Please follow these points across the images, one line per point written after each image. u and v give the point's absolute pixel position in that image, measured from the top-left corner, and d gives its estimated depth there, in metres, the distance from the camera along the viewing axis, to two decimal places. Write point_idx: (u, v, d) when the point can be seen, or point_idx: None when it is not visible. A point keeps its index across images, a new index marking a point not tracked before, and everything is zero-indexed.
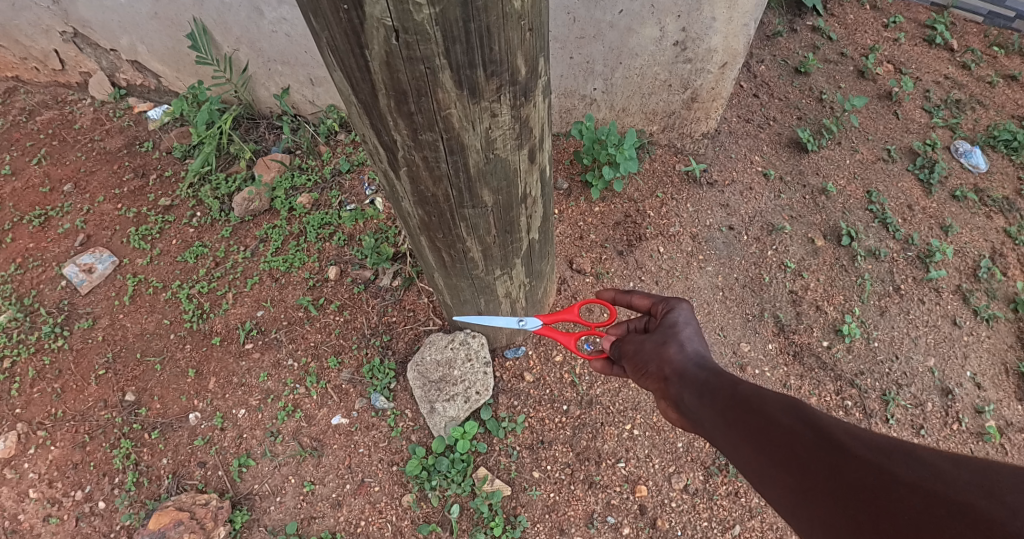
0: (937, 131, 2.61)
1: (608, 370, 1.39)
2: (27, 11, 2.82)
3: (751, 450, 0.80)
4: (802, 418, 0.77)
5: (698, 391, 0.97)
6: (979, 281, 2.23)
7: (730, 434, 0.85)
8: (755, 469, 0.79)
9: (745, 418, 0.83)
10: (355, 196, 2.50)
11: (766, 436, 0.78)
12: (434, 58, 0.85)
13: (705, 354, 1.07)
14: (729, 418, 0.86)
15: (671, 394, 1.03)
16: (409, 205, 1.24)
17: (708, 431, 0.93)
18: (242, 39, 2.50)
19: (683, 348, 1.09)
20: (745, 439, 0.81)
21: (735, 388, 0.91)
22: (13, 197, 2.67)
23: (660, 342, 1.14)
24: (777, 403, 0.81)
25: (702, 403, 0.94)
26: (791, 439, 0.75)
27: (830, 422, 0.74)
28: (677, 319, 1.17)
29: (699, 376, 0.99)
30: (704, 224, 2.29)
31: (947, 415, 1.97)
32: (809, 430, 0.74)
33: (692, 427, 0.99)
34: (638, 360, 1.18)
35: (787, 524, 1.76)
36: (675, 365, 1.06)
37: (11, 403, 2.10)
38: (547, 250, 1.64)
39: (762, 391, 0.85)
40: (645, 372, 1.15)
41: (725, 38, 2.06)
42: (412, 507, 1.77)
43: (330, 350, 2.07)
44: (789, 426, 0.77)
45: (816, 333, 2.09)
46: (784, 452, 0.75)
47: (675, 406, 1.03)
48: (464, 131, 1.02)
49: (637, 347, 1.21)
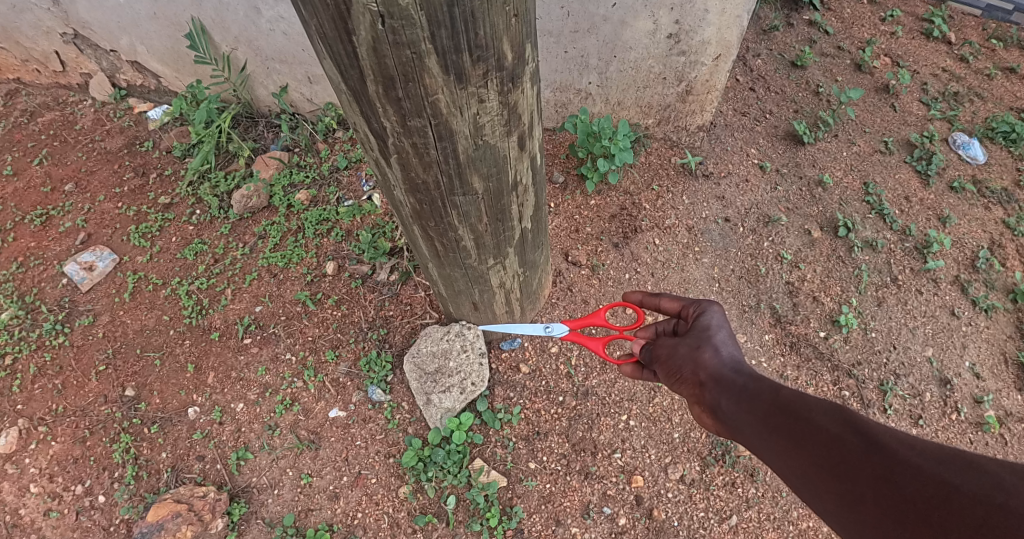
0: (935, 123, 2.61)
1: (638, 374, 1.43)
2: (28, 12, 2.84)
3: (797, 457, 0.79)
4: (848, 423, 0.77)
5: (734, 394, 0.97)
6: (977, 272, 2.22)
7: (774, 440, 0.85)
8: (801, 476, 0.79)
9: (787, 422, 0.83)
10: (352, 192, 2.51)
11: (810, 440, 0.79)
12: (420, 43, 0.85)
13: (740, 359, 1.07)
14: (769, 423, 0.87)
15: (706, 399, 1.03)
16: (400, 193, 1.25)
17: (746, 437, 0.92)
18: (240, 38, 2.51)
19: (718, 353, 1.08)
20: (789, 445, 0.81)
21: (775, 393, 0.90)
22: (15, 197, 2.70)
23: (694, 345, 1.13)
24: (822, 409, 0.81)
25: (738, 406, 0.95)
26: (839, 444, 0.75)
27: (879, 430, 0.74)
28: (710, 323, 1.17)
29: (736, 380, 0.99)
30: (700, 217, 2.30)
31: (946, 405, 1.96)
32: (857, 435, 0.75)
33: (728, 433, 0.98)
34: (672, 364, 1.17)
35: (785, 514, 1.76)
36: (710, 370, 1.06)
37: (13, 399, 2.12)
38: (540, 240, 1.65)
39: (803, 395, 0.86)
40: (678, 377, 1.14)
41: (719, 29, 2.07)
42: (408, 498, 1.77)
43: (327, 344, 2.08)
44: (835, 432, 0.77)
45: (813, 324, 2.09)
46: (831, 458, 0.75)
47: (710, 411, 1.02)
48: (452, 117, 1.02)
49: (670, 350, 1.20)
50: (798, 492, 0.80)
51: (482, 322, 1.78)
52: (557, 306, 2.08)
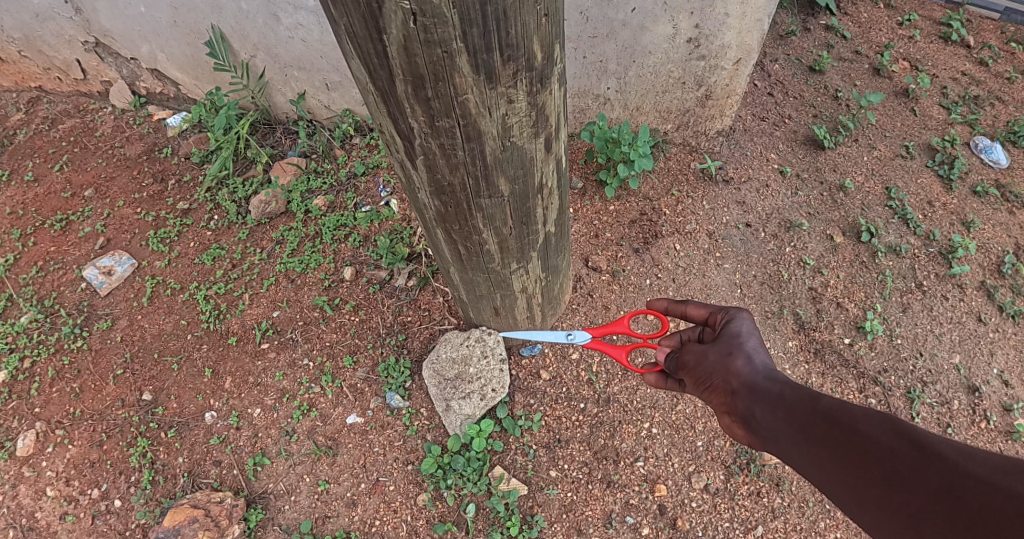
0: (956, 127, 2.57)
1: (662, 383, 1.40)
2: (51, 21, 2.90)
3: (842, 469, 0.77)
4: (898, 432, 0.74)
5: (769, 404, 0.94)
6: (1004, 277, 2.17)
7: (815, 451, 0.82)
8: (847, 489, 0.76)
9: (830, 432, 0.81)
10: (370, 198, 2.52)
11: (858, 452, 0.76)
12: (451, 42, 0.84)
13: (772, 367, 1.04)
14: (809, 434, 0.84)
15: (739, 408, 1.01)
16: (425, 195, 1.24)
17: (785, 450, 0.89)
18: (260, 46, 2.53)
19: (750, 361, 1.06)
20: (833, 456, 0.78)
21: (814, 402, 0.88)
22: (35, 203, 2.73)
23: (724, 353, 1.11)
24: (867, 418, 0.79)
25: (774, 416, 0.92)
26: (891, 455, 0.72)
27: (934, 439, 0.71)
28: (740, 330, 1.15)
29: (770, 389, 0.97)
30: (720, 222, 2.27)
31: (974, 413, 1.91)
32: (909, 445, 0.71)
33: (763, 443, 0.96)
34: (699, 373, 1.15)
35: (812, 525, 1.72)
36: (743, 378, 1.03)
37: (32, 402, 2.12)
38: (563, 244, 1.63)
39: (845, 404, 0.82)
40: (707, 385, 1.12)
41: (739, 33, 2.05)
42: (427, 506, 1.75)
43: (345, 350, 2.07)
44: (884, 441, 0.74)
45: (837, 330, 2.05)
46: (882, 468, 0.72)
47: (743, 421, 1.00)
48: (480, 117, 1.01)
49: (697, 358, 1.18)
50: (846, 509, 0.77)
51: (503, 328, 1.75)
52: (577, 312, 2.05)
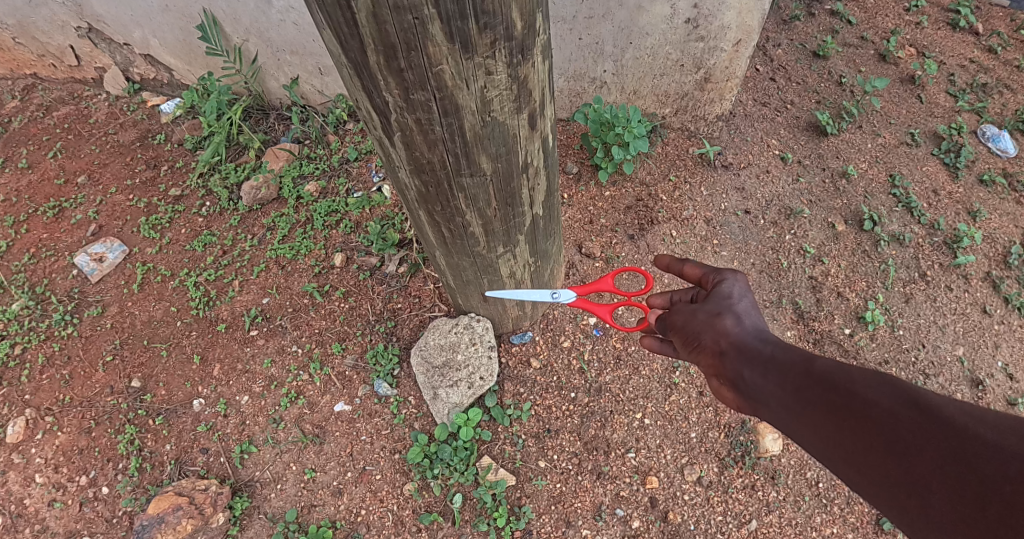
0: (963, 115, 2.49)
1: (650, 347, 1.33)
2: (43, 7, 2.86)
3: (839, 434, 0.71)
4: (899, 394, 0.69)
5: (761, 366, 0.88)
6: (1010, 268, 2.10)
7: (809, 415, 0.76)
8: (843, 456, 0.71)
9: (827, 395, 0.75)
10: (362, 184, 2.48)
11: (855, 417, 0.70)
12: (423, 7, 0.79)
13: (764, 328, 0.98)
14: (805, 398, 0.78)
15: (728, 371, 0.95)
16: (405, 175, 1.19)
17: (775, 412, 0.84)
18: (251, 30, 2.48)
19: (741, 321, 0.99)
20: (829, 419, 0.73)
21: (809, 363, 0.82)
22: (29, 189, 2.70)
23: (713, 313, 1.04)
24: (868, 380, 0.73)
25: (765, 378, 0.86)
26: (893, 419, 0.67)
27: (940, 400, 0.66)
28: (731, 292, 1.08)
29: (763, 349, 0.90)
30: (719, 208, 2.22)
31: (977, 407, 1.86)
32: (912, 408, 0.67)
33: (752, 408, 0.90)
34: (686, 334, 1.08)
35: (807, 520, 1.67)
36: (733, 338, 0.97)
37: (22, 389, 2.11)
38: (552, 228, 1.59)
39: (841, 365, 0.77)
40: (695, 346, 1.05)
41: (739, 13, 1.99)
42: (413, 496, 1.72)
43: (334, 337, 2.04)
44: (886, 404, 0.69)
45: (837, 320, 2.00)
46: (881, 435, 0.67)
47: (730, 384, 0.94)
48: (458, 90, 0.97)
49: (685, 319, 1.10)
50: (841, 476, 0.72)
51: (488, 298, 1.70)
52: None
